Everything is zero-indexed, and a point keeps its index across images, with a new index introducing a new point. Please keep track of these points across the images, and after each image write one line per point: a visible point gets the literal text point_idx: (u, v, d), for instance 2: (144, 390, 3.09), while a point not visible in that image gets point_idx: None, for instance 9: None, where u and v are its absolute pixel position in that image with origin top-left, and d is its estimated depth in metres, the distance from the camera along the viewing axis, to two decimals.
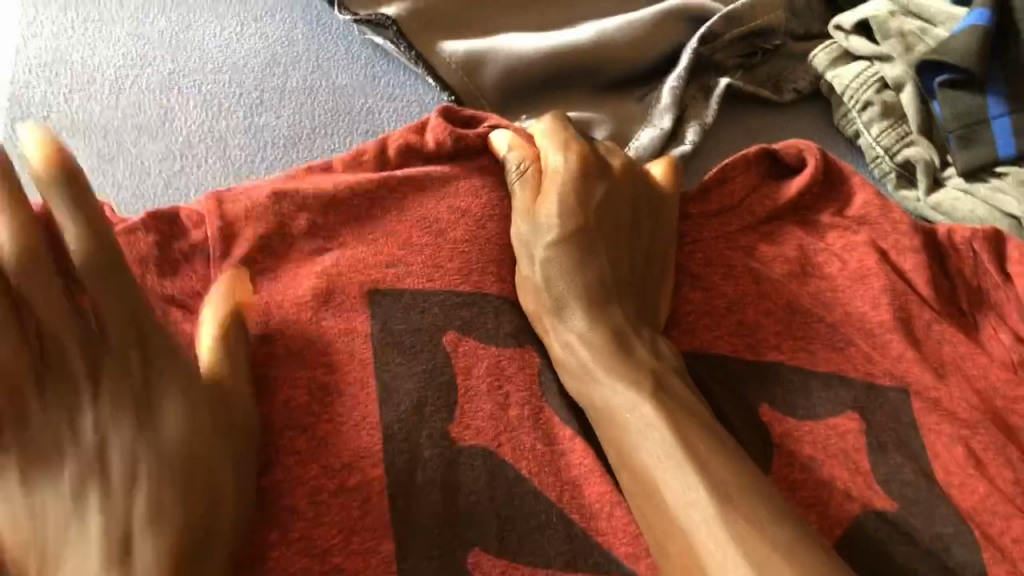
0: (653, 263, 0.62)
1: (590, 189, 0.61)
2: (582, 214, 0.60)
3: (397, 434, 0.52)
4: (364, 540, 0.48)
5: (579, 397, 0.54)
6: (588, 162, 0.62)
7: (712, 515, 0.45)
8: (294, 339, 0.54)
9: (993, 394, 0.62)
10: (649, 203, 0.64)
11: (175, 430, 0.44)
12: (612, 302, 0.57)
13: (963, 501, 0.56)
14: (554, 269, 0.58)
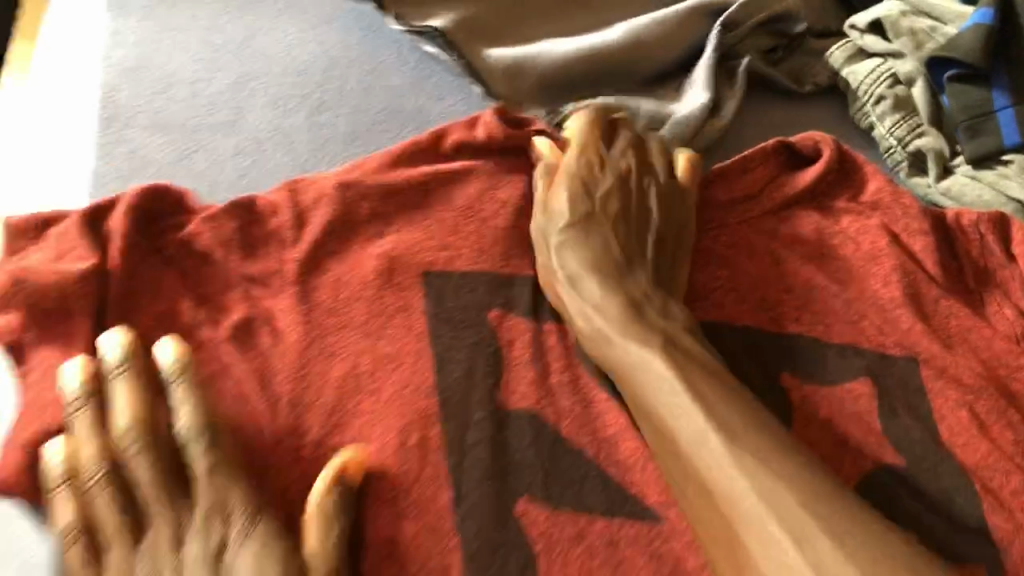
0: (667, 236, 0.67)
1: (597, 179, 0.67)
2: (590, 198, 0.66)
3: (452, 397, 0.58)
4: (424, 490, 0.55)
5: (598, 360, 0.60)
6: (596, 150, 0.69)
7: (720, 450, 0.52)
8: (360, 312, 0.61)
9: (997, 363, 0.67)
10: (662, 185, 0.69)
11: None
12: (625, 270, 0.63)
13: (967, 458, 0.61)
14: (570, 250, 0.64)
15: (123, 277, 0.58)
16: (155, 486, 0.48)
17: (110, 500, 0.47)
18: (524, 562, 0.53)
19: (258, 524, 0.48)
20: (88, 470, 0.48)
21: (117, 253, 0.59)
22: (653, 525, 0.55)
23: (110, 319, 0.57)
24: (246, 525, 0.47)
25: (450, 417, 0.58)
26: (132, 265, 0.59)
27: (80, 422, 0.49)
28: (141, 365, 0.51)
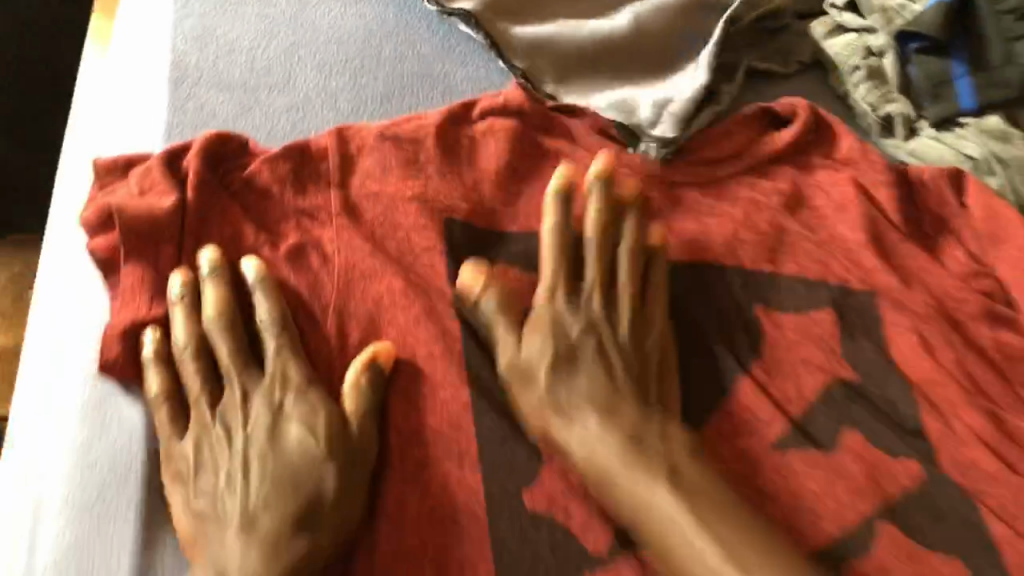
0: (649, 350, 0.68)
1: (570, 326, 0.67)
2: (568, 341, 0.67)
3: (471, 317, 0.70)
4: (448, 389, 0.66)
5: (593, 490, 0.62)
6: (561, 281, 0.69)
7: (720, 564, 0.57)
8: (394, 249, 0.72)
9: (946, 299, 0.77)
10: (642, 283, 0.70)
11: (297, 435, 0.61)
12: (617, 403, 0.64)
13: (913, 375, 0.72)
14: (558, 383, 0.65)
15: (196, 209, 0.69)
16: (233, 359, 0.63)
17: (201, 368, 0.64)
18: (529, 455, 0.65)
19: (308, 388, 0.63)
20: (183, 346, 0.64)
21: (190, 189, 0.70)
22: None
23: (188, 245, 0.68)
24: (300, 389, 0.63)
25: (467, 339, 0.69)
26: (201, 201, 0.70)
27: (178, 312, 0.65)
28: (226, 273, 0.67)
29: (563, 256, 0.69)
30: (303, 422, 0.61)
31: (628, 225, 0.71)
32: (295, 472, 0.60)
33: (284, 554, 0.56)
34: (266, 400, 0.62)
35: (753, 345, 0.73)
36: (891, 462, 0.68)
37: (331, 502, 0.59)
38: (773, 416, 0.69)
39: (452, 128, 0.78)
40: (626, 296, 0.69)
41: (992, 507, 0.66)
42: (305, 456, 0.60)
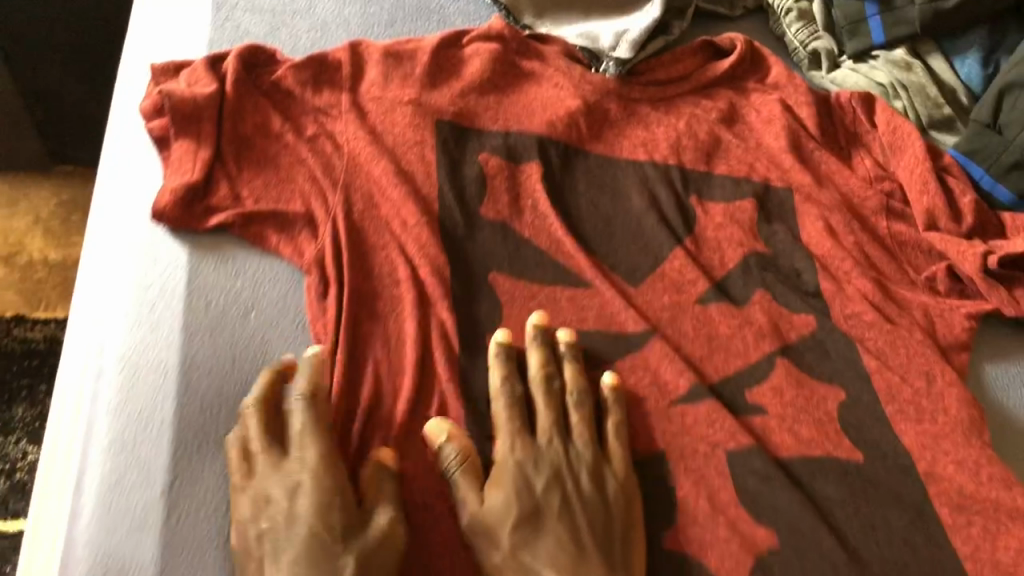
0: (611, 494, 0.70)
1: (531, 475, 0.69)
2: (530, 480, 0.69)
3: (451, 195, 0.85)
4: (425, 247, 0.81)
5: None
6: (517, 431, 0.72)
7: None
8: (391, 141, 0.87)
9: (852, 195, 0.93)
10: (610, 486, 0.70)
11: (310, 521, 0.64)
12: (581, 566, 0.66)
13: (816, 251, 0.88)
14: (523, 552, 0.66)
15: (233, 99, 0.86)
16: (263, 442, 0.68)
17: (240, 457, 0.68)
18: (493, 305, 0.80)
19: (334, 486, 0.66)
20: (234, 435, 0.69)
21: (228, 82, 0.87)
22: (585, 288, 0.82)
23: (226, 128, 0.85)
24: (317, 472, 0.66)
25: (447, 216, 0.84)
26: (238, 94, 0.87)
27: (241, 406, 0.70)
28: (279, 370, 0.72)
29: (512, 413, 0.72)
30: (332, 527, 0.64)
31: (567, 366, 0.76)
32: (310, 566, 0.62)
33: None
34: (291, 491, 0.66)
35: (687, 225, 0.88)
36: (791, 314, 0.83)
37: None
38: (697, 278, 0.84)
39: (445, 52, 0.94)
40: (584, 442, 0.72)
41: (869, 348, 0.81)
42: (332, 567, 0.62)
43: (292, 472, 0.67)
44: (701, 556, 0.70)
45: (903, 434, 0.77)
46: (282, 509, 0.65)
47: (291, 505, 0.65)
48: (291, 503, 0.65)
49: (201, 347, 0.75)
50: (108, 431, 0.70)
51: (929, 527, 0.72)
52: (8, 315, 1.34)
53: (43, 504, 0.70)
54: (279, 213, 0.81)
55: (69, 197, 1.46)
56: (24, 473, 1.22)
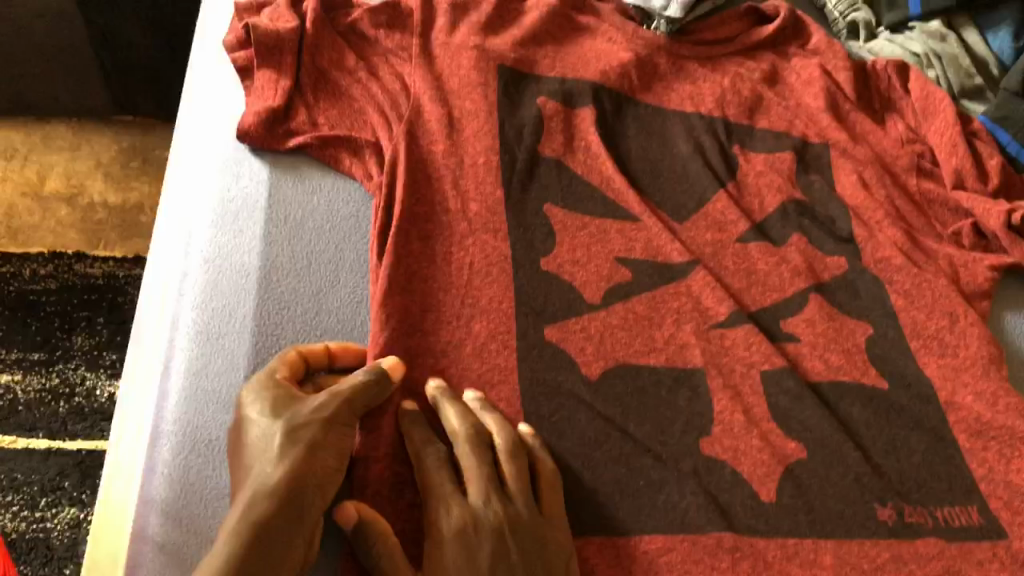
0: (554, 557, 0.65)
1: (475, 540, 0.63)
2: (475, 538, 0.63)
3: (508, 133, 0.91)
4: (484, 180, 0.88)
5: None
6: (450, 495, 0.66)
7: None
8: (455, 84, 0.93)
9: (885, 154, 0.99)
10: (554, 550, 0.65)
11: (256, 416, 0.65)
12: None
13: (850, 201, 0.94)
14: None
15: (311, 36, 0.92)
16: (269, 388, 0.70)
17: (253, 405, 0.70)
18: (548, 232, 0.86)
19: (267, 383, 0.67)
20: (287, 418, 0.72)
21: (308, 21, 0.93)
22: (633, 222, 0.88)
23: (304, 61, 0.91)
24: (267, 380, 0.68)
25: (505, 151, 0.90)
26: (316, 31, 0.93)
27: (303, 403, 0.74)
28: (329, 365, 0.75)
29: (442, 480, 0.67)
30: (261, 411, 0.65)
31: (490, 420, 0.71)
32: (259, 458, 0.62)
33: (244, 524, 0.57)
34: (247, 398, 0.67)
35: (729, 171, 0.94)
36: (825, 256, 0.89)
37: (288, 480, 0.60)
38: (738, 219, 0.90)
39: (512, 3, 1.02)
40: (523, 499, 0.67)
41: (897, 289, 0.87)
42: (266, 443, 0.63)
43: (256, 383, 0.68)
44: (734, 463, 0.75)
45: (926, 366, 0.83)
46: (244, 412, 0.66)
47: (247, 407, 0.66)
48: (247, 405, 0.66)
49: (278, 252, 0.81)
50: (193, 324, 0.77)
51: (947, 449, 0.78)
52: (70, 252, 1.33)
53: (131, 393, 0.76)
54: (351, 138, 0.87)
55: (129, 144, 1.45)
56: (82, 398, 1.21)
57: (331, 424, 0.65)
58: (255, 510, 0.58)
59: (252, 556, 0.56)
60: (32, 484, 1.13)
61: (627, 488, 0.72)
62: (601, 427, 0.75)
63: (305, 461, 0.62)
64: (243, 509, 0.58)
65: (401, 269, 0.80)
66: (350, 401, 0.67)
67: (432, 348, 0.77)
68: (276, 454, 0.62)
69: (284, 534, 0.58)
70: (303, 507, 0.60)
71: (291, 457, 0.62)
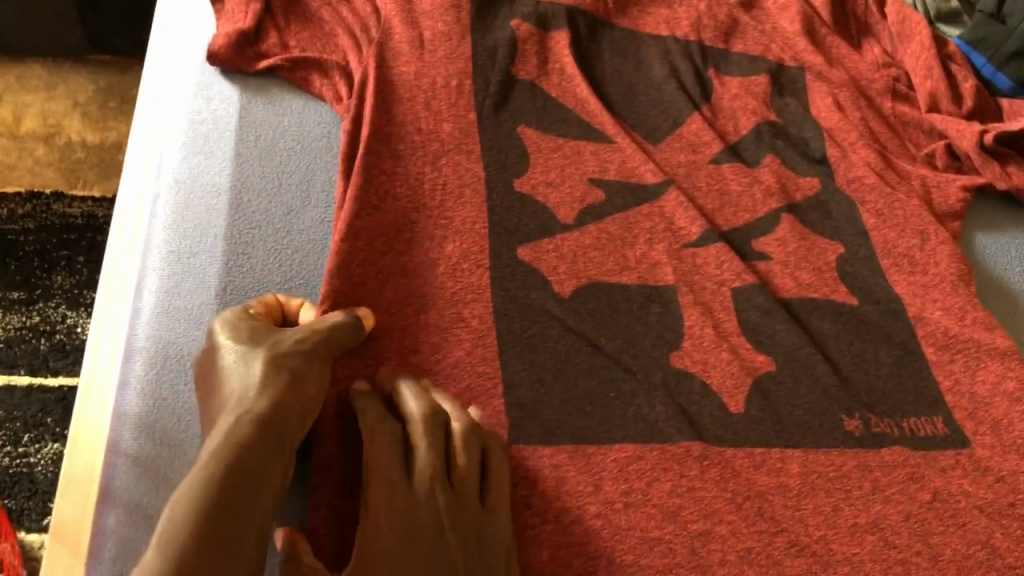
0: (492, 555, 0.62)
1: (412, 531, 0.60)
2: (412, 530, 0.60)
3: (482, 57, 0.91)
4: (458, 102, 0.87)
5: None
6: (394, 480, 0.63)
7: None
8: (427, 5, 0.92)
9: (860, 78, 0.98)
10: (492, 549, 0.62)
11: (236, 346, 0.65)
12: None
13: (824, 123, 0.94)
14: None
15: None
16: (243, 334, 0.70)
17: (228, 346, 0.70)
18: (521, 154, 0.86)
19: (237, 317, 0.68)
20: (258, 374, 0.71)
21: None
22: (607, 144, 0.88)
23: None
24: (245, 320, 0.68)
25: (479, 74, 0.90)
26: None
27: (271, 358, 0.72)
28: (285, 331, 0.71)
29: (389, 462, 0.64)
30: (237, 342, 0.65)
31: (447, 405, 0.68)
32: (241, 384, 0.62)
33: (228, 442, 0.56)
34: (225, 332, 0.66)
35: (704, 95, 0.94)
36: (798, 177, 0.90)
37: (270, 406, 0.60)
38: (712, 140, 0.90)
39: None
40: (469, 493, 0.64)
41: (870, 209, 0.87)
42: (244, 371, 0.63)
43: (234, 317, 0.68)
44: (704, 376, 0.75)
45: (896, 284, 0.83)
46: (223, 345, 0.65)
47: (226, 340, 0.66)
48: (226, 338, 0.66)
49: (250, 174, 0.81)
50: (165, 244, 0.76)
51: (915, 362, 0.79)
52: (48, 192, 1.32)
53: (105, 314, 0.76)
54: (320, 59, 0.87)
55: (106, 84, 1.43)
56: (64, 335, 1.21)
57: (315, 355, 0.66)
58: (237, 432, 0.57)
59: (238, 471, 0.55)
60: (15, 421, 1.14)
61: (598, 400, 0.73)
62: (572, 342, 0.76)
63: (289, 387, 0.63)
64: (226, 431, 0.57)
65: (372, 190, 0.80)
66: (332, 335, 0.68)
67: (404, 268, 0.77)
68: (261, 380, 0.62)
69: (269, 454, 0.57)
70: (285, 431, 0.60)
71: (273, 384, 0.62)
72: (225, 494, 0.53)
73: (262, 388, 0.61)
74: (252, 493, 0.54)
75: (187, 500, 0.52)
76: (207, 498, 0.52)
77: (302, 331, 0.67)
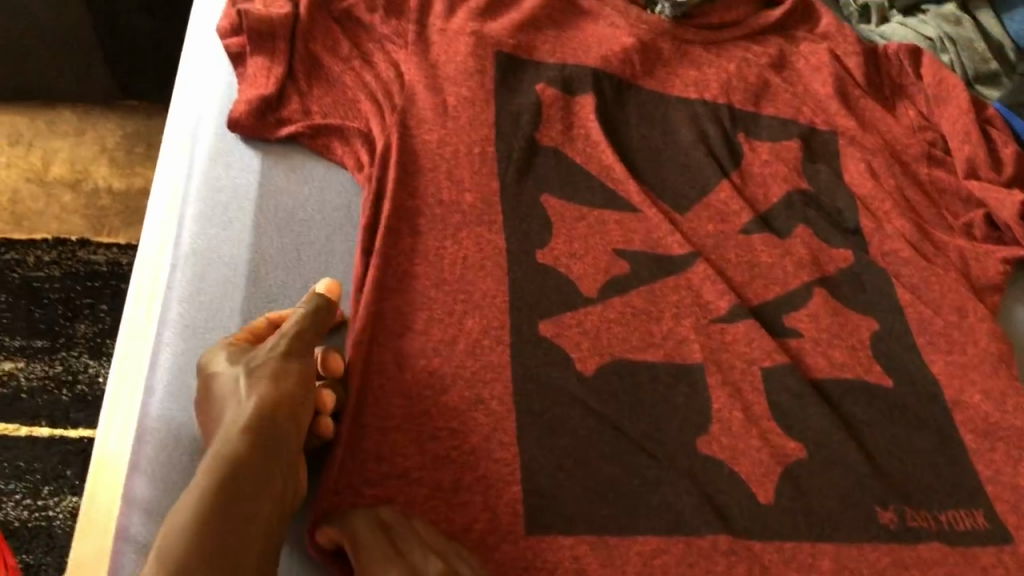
0: None
1: None
2: None
3: (506, 124, 0.89)
4: (484, 169, 0.86)
5: None
6: (390, 558, 0.61)
7: None
8: (451, 70, 0.91)
9: (895, 142, 0.96)
10: None
11: (219, 372, 0.64)
12: None
13: (858, 190, 0.91)
14: None
15: (301, 27, 0.90)
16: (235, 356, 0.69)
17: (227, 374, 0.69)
18: (544, 223, 0.84)
19: (223, 345, 0.68)
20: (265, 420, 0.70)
21: (303, 7, 0.91)
22: (633, 214, 0.86)
23: (298, 46, 0.90)
24: (229, 347, 0.67)
25: (503, 141, 0.88)
26: (309, 19, 0.91)
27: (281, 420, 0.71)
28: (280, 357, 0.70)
29: (382, 543, 0.62)
30: (223, 361, 0.65)
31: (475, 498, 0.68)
32: (227, 408, 0.62)
33: (216, 464, 0.57)
34: (211, 360, 0.66)
35: (734, 160, 0.92)
36: (831, 248, 0.87)
37: (258, 418, 0.60)
38: (741, 209, 0.88)
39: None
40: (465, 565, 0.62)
41: (904, 283, 0.85)
42: (228, 387, 0.63)
43: (222, 348, 0.67)
44: (732, 463, 0.72)
45: (933, 363, 0.80)
46: (209, 371, 0.65)
47: (211, 367, 0.65)
48: (211, 364, 0.66)
49: (268, 245, 0.80)
50: (178, 318, 0.75)
51: (953, 451, 0.75)
52: (74, 238, 1.27)
53: (118, 389, 0.74)
54: (342, 126, 0.86)
55: (134, 128, 1.39)
56: (86, 386, 1.15)
57: (294, 363, 0.65)
58: (223, 453, 0.58)
59: (226, 493, 0.56)
60: (34, 473, 1.08)
61: (622, 488, 0.70)
62: (595, 425, 0.73)
63: (273, 396, 0.62)
64: (213, 454, 0.58)
65: (391, 269, 0.79)
66: (300, 336, 0.68)
67: (424, 349, 0.75)
68: (242, 401, 0.61)
69: (260, 469, 0.58)
70: (275, 442, 0.60)
71: (254, 397, 0.61)
72: (212, 513, 0.54)
73: (244, 407, 0.61)
74: (238, 515, 0.55)
75: (176, 526, 0.53)
76: (188, 529, 0.53)
77: (281, 342, 0.67)
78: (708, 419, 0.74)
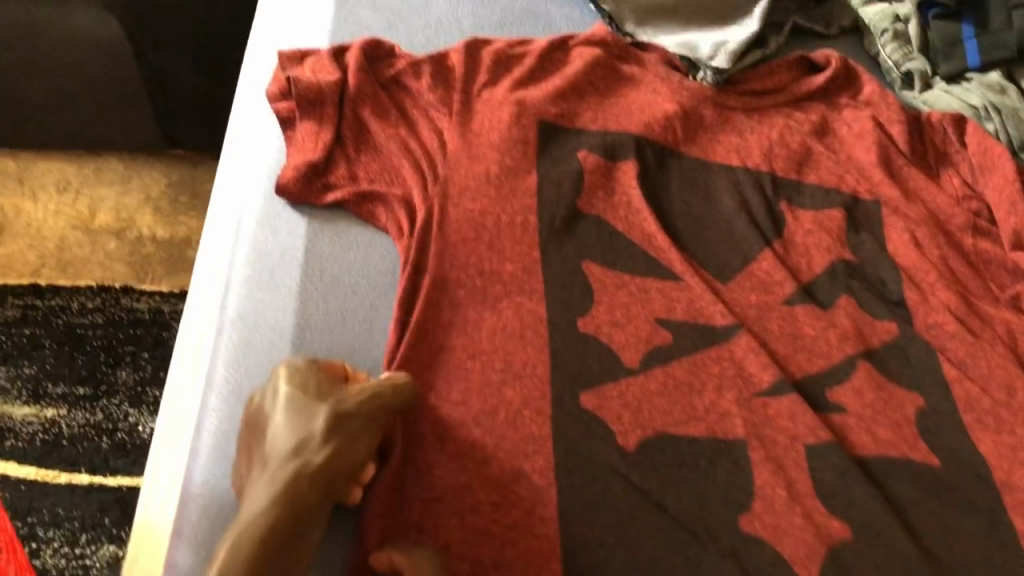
0: None
1: None
2: None
3: (548, 191, 0.90)
4: (527, 237, 0.87)
5: None
6: None
7: None
8: (496, 137, 0.92)
9: (939, 212, 0.95)
10: None
11: (296, 404, 0.68)
12: None
13: (902, 261, 0.91)
14: None
15: (350, 95, 0.93)
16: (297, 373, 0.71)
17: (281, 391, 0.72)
18: (586, 291, 0.85)
19: (299, 371, 0.70)
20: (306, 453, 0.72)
21: (351, 74, 0.94)
22: (676, 283, 0.86)
23: (347, 110, 0.92)
24: (307, 375, 0.70)
25: (545, 209, 0.89)
26: (357, 86, 0.93)
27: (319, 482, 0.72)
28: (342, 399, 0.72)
29: None
30: (300, 395, 0.68)
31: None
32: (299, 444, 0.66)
33: (280, 498, 0.62)
34: (290, 386, 0.69)
35: (776, 229, 0.92)
36: (875, 320, 0.86)
37: (326, 463, 0.65)
38: (784, 279, 0.87)
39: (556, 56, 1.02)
40: None
41: (950, 357, 0.84)
42: (304, 425, 0.67)
43: (302, 375, 0.70)
44: (775, 543, 0.71)
45: (980, 442, 0.79)
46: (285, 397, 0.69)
47: (290, 394, 0.69)
48: (290, 390, 0.69)
49: (311, 307, 0.81)
50: (223, 381, 0.76)
51: (1002, 534, 0.74)
52: (117, 286, 1.29)
53: (163, 450, 0.76)
54: (385, 193, 0.87)
55: (178, 177, 1.41)
56: (125, 434, 1.16)
57: (370, 421, 0.69)
58: (286, 498, 0.63)
59: (284, 528, 0.61)
60: (73, 520, 1.09)
61: (663, 566, 0.69)
62: (636, 501, 0.72)
63: (339, 454, 0.66)
64: (278, 491, 0.63)
65: (432, 339, 0.80)
66: (382, 398, 0.70)
67: (463, 421, 0.75)
68: (320, 449, 0.66)
69: (314, 510, 0.64)
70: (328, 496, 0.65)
71: (326, 451, 0.66)
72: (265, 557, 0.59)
73: (320, 457, 0.65)
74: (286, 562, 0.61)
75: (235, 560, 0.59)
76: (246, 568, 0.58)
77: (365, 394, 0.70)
78: (751, 496, 0.74)
